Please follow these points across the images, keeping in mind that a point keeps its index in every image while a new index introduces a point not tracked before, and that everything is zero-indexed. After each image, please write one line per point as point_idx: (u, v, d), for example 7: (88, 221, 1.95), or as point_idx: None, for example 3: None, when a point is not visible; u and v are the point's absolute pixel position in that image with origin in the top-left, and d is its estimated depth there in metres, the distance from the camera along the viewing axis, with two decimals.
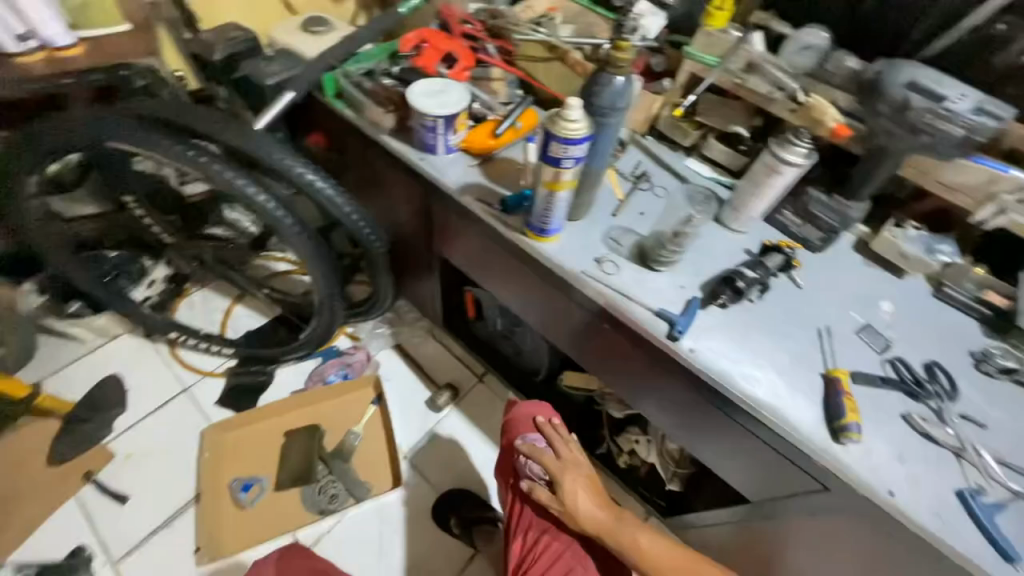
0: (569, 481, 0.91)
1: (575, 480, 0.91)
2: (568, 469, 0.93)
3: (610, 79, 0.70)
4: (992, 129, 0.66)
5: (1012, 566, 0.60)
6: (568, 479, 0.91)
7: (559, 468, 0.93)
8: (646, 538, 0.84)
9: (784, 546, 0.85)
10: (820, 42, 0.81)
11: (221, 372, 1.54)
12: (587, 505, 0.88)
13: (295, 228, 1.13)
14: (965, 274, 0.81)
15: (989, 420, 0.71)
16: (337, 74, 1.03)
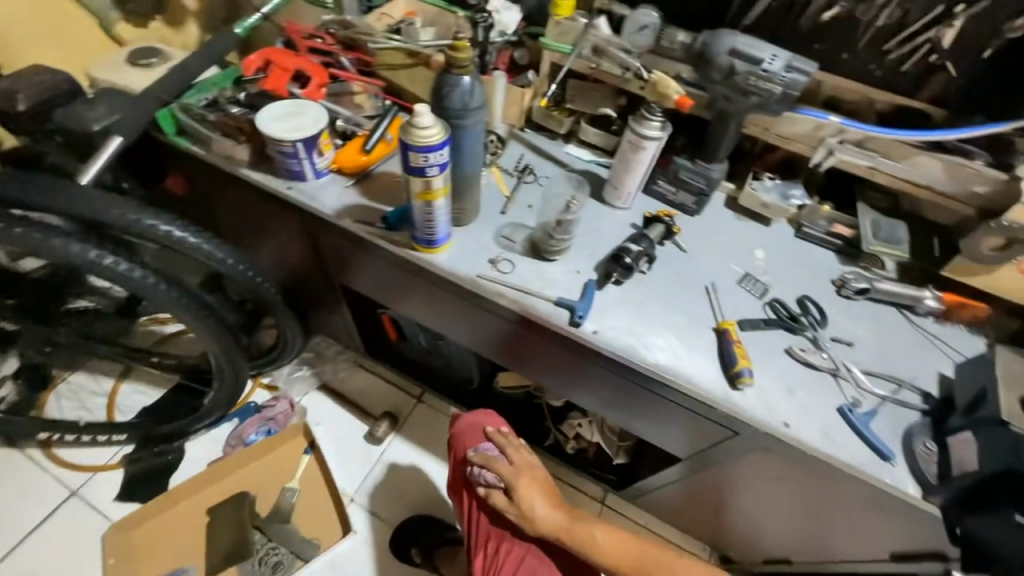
0: (523, 486, 0.87)
1: (530, 484, 0.88)
2: (523, 471, 0.90)
3: (456, 80, 0.69)
4: (803, 84, 0.73)
5: (887, 463, 0.69)
6: (524, 481, 0.88)
7: (513, 472, 0.89)
8: (604, 535, 0.82)
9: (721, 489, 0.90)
10: (653, 21, 0.86)
11: (117, 463, 1.32)
12: (545, 507, 0.86)
13: (165, 288, 0.99)
14: (816, 213, 0.90)
15: (855, 338, 0.80)
16: (174, 109, 0.94)
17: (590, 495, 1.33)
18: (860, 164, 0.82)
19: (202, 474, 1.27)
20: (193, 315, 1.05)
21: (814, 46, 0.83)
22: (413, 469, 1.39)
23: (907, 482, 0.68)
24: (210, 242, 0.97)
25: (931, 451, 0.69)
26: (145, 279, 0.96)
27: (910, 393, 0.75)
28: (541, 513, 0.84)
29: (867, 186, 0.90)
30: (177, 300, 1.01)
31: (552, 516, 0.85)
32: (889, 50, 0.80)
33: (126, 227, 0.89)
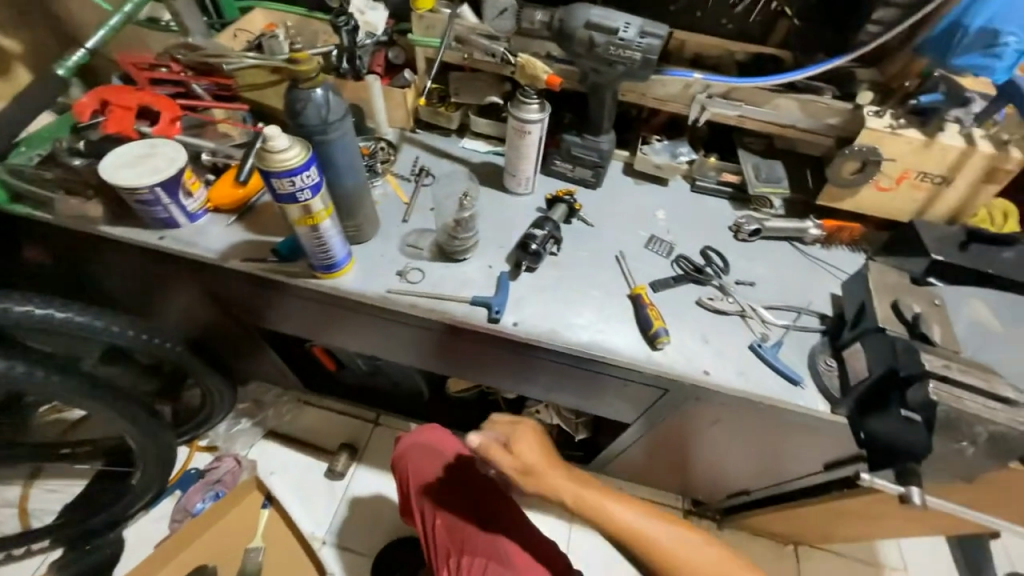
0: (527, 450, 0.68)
1: (533, 445, 0.69)
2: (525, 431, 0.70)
3: (306, 94, 0.65)
4: (659, 47, 0.75)
5: (799, 387, 0.74)
6: (530, 445, 0.68)
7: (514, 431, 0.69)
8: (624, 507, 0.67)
9: (680, 441, 0.93)
10: (510, 3, 0.87)
11: (44, 573, 1.17)
12: (554, 474, 0.67)
13: (46, 375, 0.86)
14: (705, 165, 0.93)
15: (756, 277, 0.85)
16: (1, 173, 0.82)
17: None
18: (730, 115, 0.86)
19: (156, 552, 1.13)
20: (87, 397, 0.92)
21: (671, 7, 0.90)
22: (381, 495, 1.33)
23: (817, 401, 0.74)
24: (88, 314, 0.86)
25: (832, 367, 0.76)
26: (14, 369, 0.82)
27: (809, 318, 0.82)
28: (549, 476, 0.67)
29: (743, 133, 0.96)
30: (62, 385, 0.88)
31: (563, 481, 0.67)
32: (735, 4, 0.88)
33: None
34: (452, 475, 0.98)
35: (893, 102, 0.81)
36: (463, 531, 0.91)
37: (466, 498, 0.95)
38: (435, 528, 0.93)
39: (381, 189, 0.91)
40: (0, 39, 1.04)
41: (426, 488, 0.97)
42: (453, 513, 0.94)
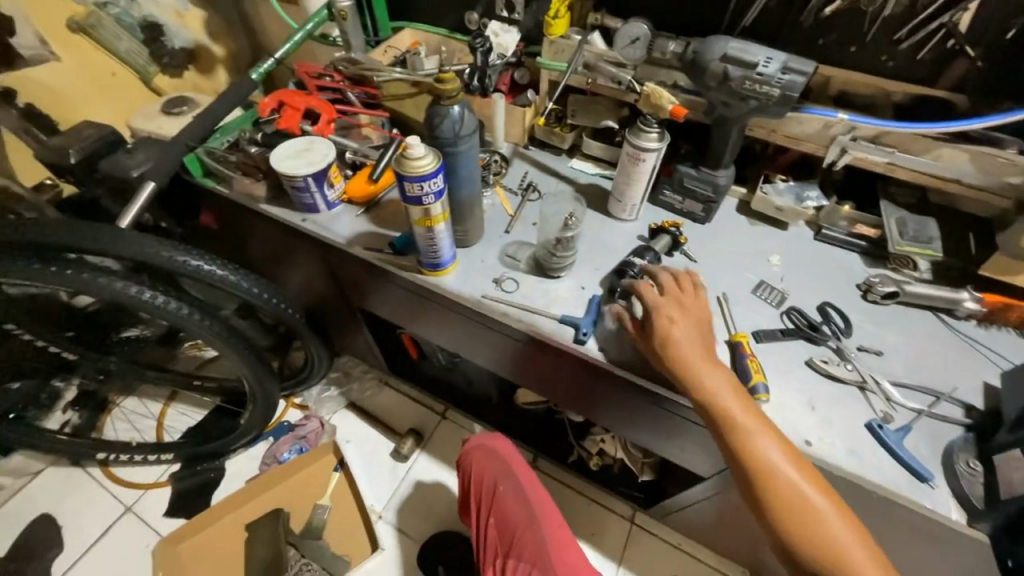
0: (670, 327, 0.66)
1: (679, 325, 0.66)
2: (672, 313, 0.67)
3: (444, 110, 0.72)
4: (802, 84, 0.71)
5: (926, 485, 0.63)
6: (673, 325, 0.66)
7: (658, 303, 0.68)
8: (765, 432, 0.59)
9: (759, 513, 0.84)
10: (643, 32, 0.85)
11: (165, 481, 1.39)
12: (704, 369, 0.62)
13: (200, 319, 1.04)
14: (836, 213, 0.85)
15: (884, 346, 0.75)
16: (199, 153, 1.01)
17: (619, 513, 1.30)
18: (878, 161, 0.78)
19: (247, 487, 1.28)
20: (222, 342, 1.09)
21: (820, 41, 0.84)
22: (437, 487, 1.39)
23: (949, 506, 0.62)
24: (238, 274, 1.03)
25: (976, 471, 0.63)
26: (180, 310, 1.00)
27: (949, 406, 0.69)
28: (686, 356, 0.63)
29: (888, 182, 0.86)
30: (208, 327, 1.05)
31: (703, 373, 0.62)
32: (901, 39, 0.79)
33: (167, 265, 0.95)
34: (504, 478, 0.99)
35: None
36: (512, 536, 0.93)
37: (518, 505, 0.96)
38: (487, 529, 0.96)
39: (490, 199, 0.96)
40: (211, 46, 1.35)
41: (483, 488, 1.00)
42: (505, 519, 0.95)
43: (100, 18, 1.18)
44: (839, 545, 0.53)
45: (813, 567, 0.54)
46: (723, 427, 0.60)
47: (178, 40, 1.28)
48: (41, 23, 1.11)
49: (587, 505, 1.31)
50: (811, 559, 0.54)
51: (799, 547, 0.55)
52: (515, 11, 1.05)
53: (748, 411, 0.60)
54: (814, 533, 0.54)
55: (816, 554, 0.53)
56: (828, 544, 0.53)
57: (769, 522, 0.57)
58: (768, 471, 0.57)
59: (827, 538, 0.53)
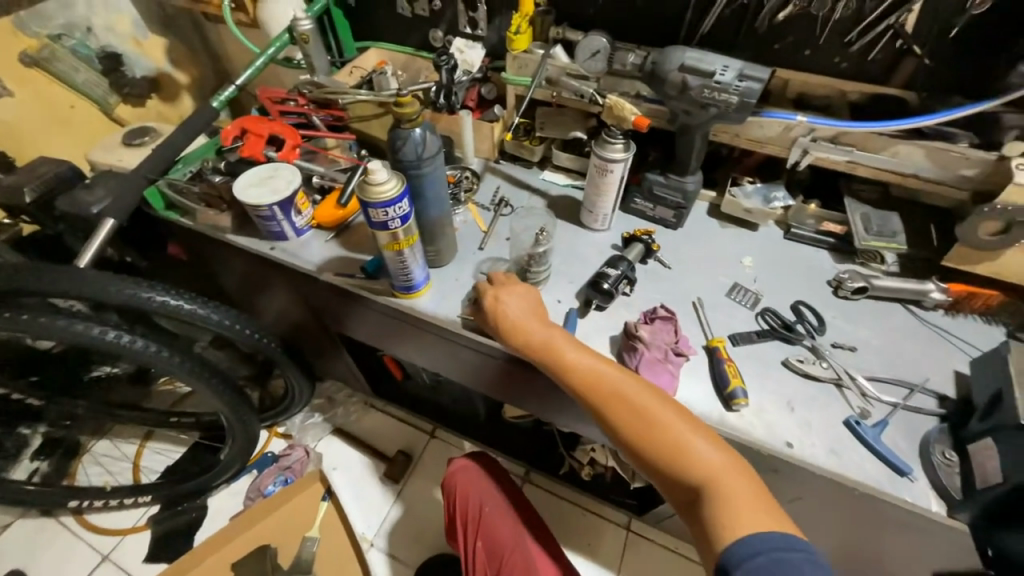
0: (507, 298, 0.72)
1: (516, 296, 0.72)
2: (508, 283, 0.74)
3: (406, 133, 0.71)
4: (759, 91, 0.72)
5: (906, 479, 0.63)
6: (511, 296, 0.72)
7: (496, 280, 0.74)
8: (604, 369, 0.64)
9: None
10: (603, 45, 0.87)
11: (144, 524, 1.33)
12: (535, 328, 0.68)
13: (169, 356, 0.99)
14: (803, 212, 0.86)
15: (858, 341, 0.76)
16: (160, 186, 0.98)
17: (615, 523, 1.28)
18: (839, 160, 0.79)
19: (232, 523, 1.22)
20: (194, 377, 1.05)
21: (775, 46, 0.86)
22: (430, 509, 1.36)
23: (929, 499, 0.62)
24: (207, 307, 1.00)
25: (951, 461, 0.64)
26: (147, 348, 0.96)
27: (923, 398, 0.70)
28: (523, 323, 0.69)
29: (851, 179, 0.88)
30: (178, 364, 1.01)
31: (543, 333, 0.68)
32: (851, 41, 0.81)
33: (129, 303, 0.91)
34: (490, 499, 0.98)
35: None
36: (500, 559, 0.91)
37: (506, 527, 0.94)
38: (476, 552, 0.94)
39: (462, 217, 0.95)
40: (174, 73, 1.35)
41: (468, 510, 0.98)
42: (493, 542, 0.93)
43: (54, 50, 1.14)
44: (692, 449, 0.56)
45: (683, 484, 0.55)
46: (570, 379, 0.64)
47: (138, 69, 1.29)
48: (1, 66, 1.08)
49: (581, 516, 1.30)
50: (674, 473, 0.56)
51: (665, 468, 0.57)
52: (478, 27, 1.05)
53: (583, 354, 0.65)
54: (671, 446, 0.56)
55: (678, 468, 0.55)
56: (685, 452, 0.56)
57: (635, 453, 0.59)
58: (617, 401, 0.61)
59: (682, 447, 0.56)
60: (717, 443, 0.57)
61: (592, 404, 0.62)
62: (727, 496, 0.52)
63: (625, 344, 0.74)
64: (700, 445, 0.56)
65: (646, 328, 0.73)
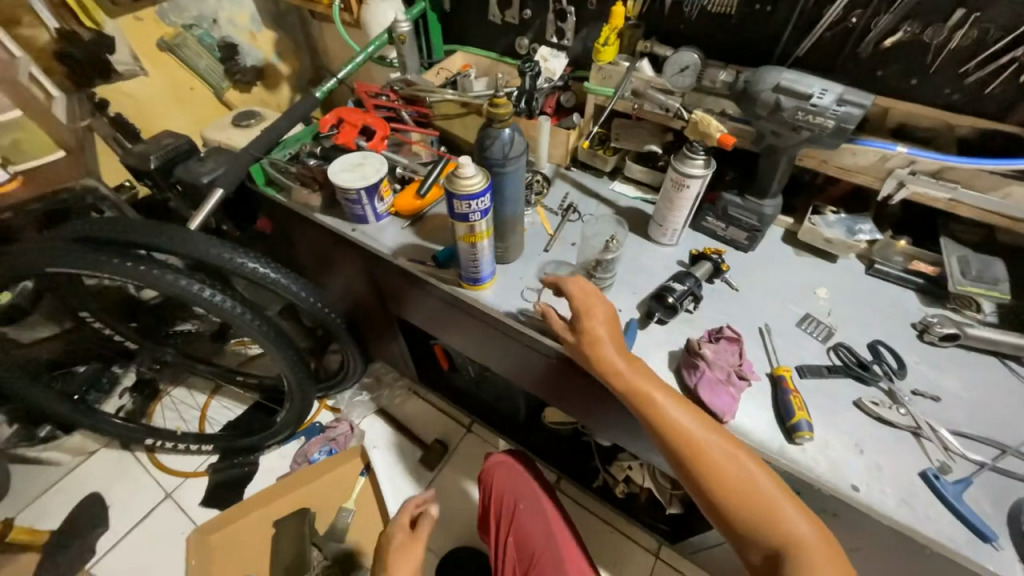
0: (594, 326, 0.68)
1: (603, 322, 0.68)
2: (596, 308, 0.69)
3: (496, 133, 0.75)
4: (859, 117, 0.69)
5: (990, 545, 0.58)
6: (599, 324, 0.68)
7: (583, 303, 0.69)
8: (695, 421, 0.62)
9: None
10: (694, 61, 0.85)
11: (204, 470, 1.46)
12: (621, 360, 0.66)
13: (248, 317, 1.10)
14: (890, 248, 0.83)
15: (943, 392, 0.71)
16: (263, 164, 1.08)
17: (643, 545, 1.26)
18: (939, 196, 0.75)
19: (279, 483, 1.32)
20: (267, 339, 1.15)
21: (879, 72, 0.82)
22: (458, 500, 1.39)
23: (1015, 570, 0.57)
24: (287, 278, 1.10)
25: None
26: (233, 308, 1.07)
27: (1015, 461, 0.64)
28: (611, 359, 0.65)
29: (951, 219, 0.82)
30: (255, 325, 1.11)
31: (631, 373, 0.65)
32: (968, 72, 0.77)
33: (227, 266, 1.02)
34: (522, 493, 1.00)
35: None
36: (530, 556, 0.93)
37: (537, 521, 0.96)
38: (506, 547, 0.95)
39: (530, 218, 0.98)
40: (279, 64, 1.50)
41: (503, 505, 1.00)
42: (524, 536, 0.95)
43: (185, 39, 1.29)
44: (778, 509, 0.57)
45: (763, 543, 0.58)
46: (655, 420, 0.63)
47: (250, 59, 1.42)
48: (139, 45, 1.22)
49: (608, 530, 1.28)
50: (756, 530, 0.58)
51: (749, 529, 0.58)
52: (564, 37, 1.09)
53: (668, 395, 0.64)
54: (757, 509, 0.57)
55: (763, 529, 0.57)
56: (771, 512, 0.57)
57: (715, 507, 0.60)
58: (705, 458, 0.60)
59: (769, 509, 0.57)
60: (803, 510, 0.58)
61: (680, 455, 0.61)
62: (812, 565, 0.54)
63: (687, 363, 0.73)
64: (788, 511, 0.57)
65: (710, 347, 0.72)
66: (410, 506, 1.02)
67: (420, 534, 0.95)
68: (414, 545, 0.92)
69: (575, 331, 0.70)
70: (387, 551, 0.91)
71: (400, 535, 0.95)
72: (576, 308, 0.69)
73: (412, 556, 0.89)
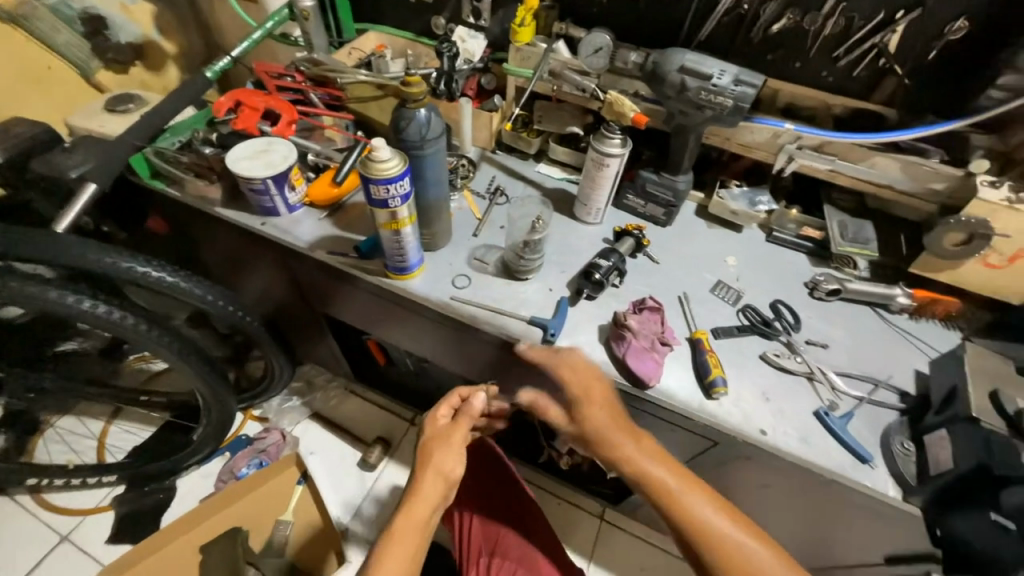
0: (596, 412, 0.68)
1: (602, 407, 0.68)
2: (595, 395, 0.69)
3: (411, 113, 0.72)
4: (752, 96, 0.75)
5: (868, 466, 0.68)
6: (599, 408, 0.68)
7: (581, 391, 0.69)
8: (717, 512, 0.61)
9: None
10: (606, 42, 0.88)
11: (108, 504, 1.28)
12: (628, 442, 0.65)
13: (147, 329, 0.96)
14: (785, 216, 0.91)
15: (830, 339, 0.80)
16: (147, 153, 0.95)
17: (590, 512, 1.31)
18: (821, 168, 0.84)
19: (198, 509, 1.17)
20: (174, 354, 1.02)
21: (768, 56, 0.90)
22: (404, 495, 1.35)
23: (887, 484, 0.67)
24: (190, 281, 0.97)
25: (909, 451, 0.68)
26: (124, 320, 0.92)
27: (887, 393, 0.75)
28: (620, 443, 0.65)
29: (831, 188, 0.93)
30: (158, 339, 0.98)
31: (656, 467, 0.63)
32: (838, 57, 0.86)
33: (110, 272, 0.88)
34: (493, 481, 1.03)
35: (1013, 174, 0.74)
36: (495, 534, 0.95)
37: (500, 501, 1.01)
38: (472, 528, 0.97)
39: (457, 203, 0.96)
40: (161, 42, 1.28)
41: (471, 488, 1.02)
42: (489, 517, 0.98)
43: (35, 7, 1.08)
44: None
45: None
46: (663, 501, 0.62)
47: (124, 35, 1.22)
48: None
49: (556, 504, 1.32)
50: None
51: None
52: (480, 18, 1.06)
53: (683, 479, 0.63)
54: None
55: None
56: None
57: None
58: (722, 550, 0.59)
59: None
60: None
61: (689, 539, 0.61)
62: None
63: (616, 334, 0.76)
64: None
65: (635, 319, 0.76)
66: (456, 392, 0.80)
67: (464, 424, 0.76)
68: (453, 438, 0.74)
69: (577, 419, 0.70)
70: (422, 440, 0.75)
71: (439, 426, 0.76)
72: (572, 391, 0.69)
73: (452, 454, 0.73)
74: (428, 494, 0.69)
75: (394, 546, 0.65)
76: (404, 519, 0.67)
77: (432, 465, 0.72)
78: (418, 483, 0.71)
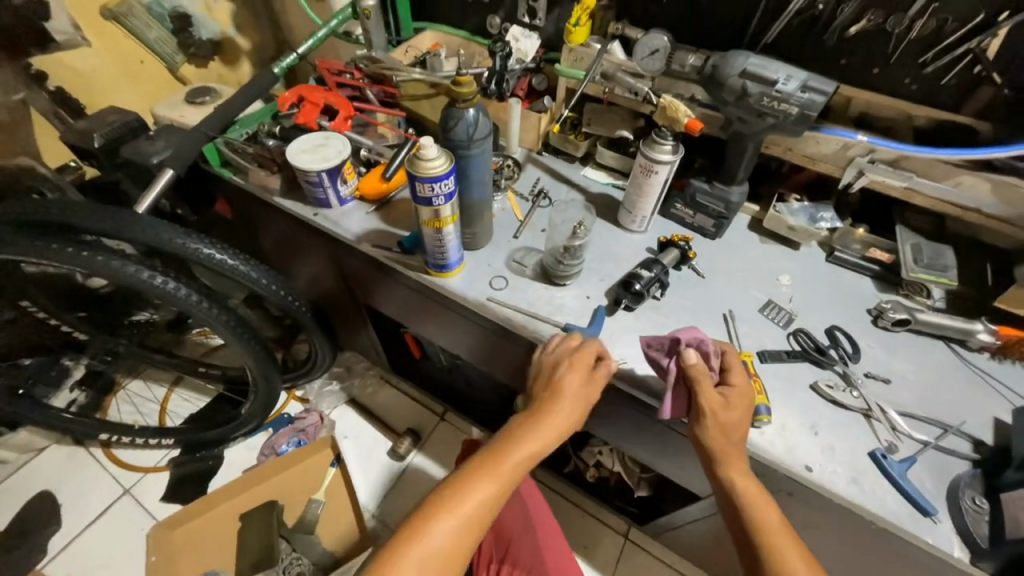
0: (733, 415, 0.63)
1: (742, 416, 0.63)
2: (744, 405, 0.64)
3: (460, 113, 0.72)
4: (821, 104, 0.70)
5: (929, 519, 0.61)
6: (739, 415, 0.63)
7: (740, 386, 0.65)
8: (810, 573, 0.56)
9: None
10: (664, 44, 0.85)
11: (164, 466, 1.40)
12: (736, 462, 0.62)
13: (209, 307, 1.03)
14: (849, 236, 0.85)
15: (893, 374, 0.73)
16: (218, 144, 1.02)
17: (613, 527, 1.28)
18: (896, 185, 0.77)
19: (245, 477, 1.27)
20: (230, 332, 1.09)
21: (842, 61, 0.83)
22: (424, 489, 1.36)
23: (951, 543, 0.60)
24: (249, 265, 1.03)
25: (982, 509, 0.61)
26: (190, 297, 1.00)
27: (956, 440, 0.68)
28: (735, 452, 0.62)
29: (906, 208, 0.85)
30: (218, 317, 1.05)
31: (756, 497, 0.61)
32: (926, 63, 0.78)
33: (182, 254, 0.96)
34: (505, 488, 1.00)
35: None
36: (507, 542, 0.94)
37: (513, 508, 0.97)
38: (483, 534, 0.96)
39: (500, 204, 0.97)
40: (237, 38, 1.36)
41: None
42: (501, 524, 0.96)
43: (132, 7, 1.17)
44: None
45: None
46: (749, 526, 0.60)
47: (205, 32, 1.31)
48: (75, 9, 1.10)
49: (579, 514, 1.30)
50: None
51: None
52: (536, 17, 1.05)
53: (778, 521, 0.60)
54: None
55: None
56: None
57: None
58: None
59: None
60: None
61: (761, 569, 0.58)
62: None
63: (656, 337, 0.71)
64: None
65: (695, 338, 0.68)
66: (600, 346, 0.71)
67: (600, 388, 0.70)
68: (589, 400, 0.69)
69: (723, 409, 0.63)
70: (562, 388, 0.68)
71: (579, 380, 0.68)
72: (731, 386, 0.65)
73: (581, 412, 0.68)
74: (553, 438, 0.65)
75: (508, 470, 0.62)
76: (528, 452, 0.63)
77: (563, 419, 0.66)
78: (547, 426, 0.65)
